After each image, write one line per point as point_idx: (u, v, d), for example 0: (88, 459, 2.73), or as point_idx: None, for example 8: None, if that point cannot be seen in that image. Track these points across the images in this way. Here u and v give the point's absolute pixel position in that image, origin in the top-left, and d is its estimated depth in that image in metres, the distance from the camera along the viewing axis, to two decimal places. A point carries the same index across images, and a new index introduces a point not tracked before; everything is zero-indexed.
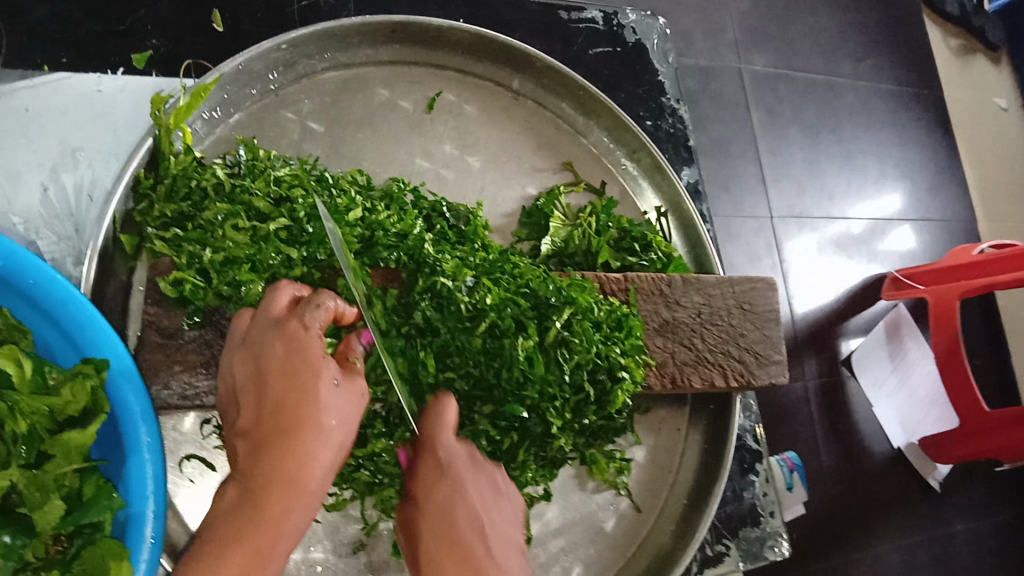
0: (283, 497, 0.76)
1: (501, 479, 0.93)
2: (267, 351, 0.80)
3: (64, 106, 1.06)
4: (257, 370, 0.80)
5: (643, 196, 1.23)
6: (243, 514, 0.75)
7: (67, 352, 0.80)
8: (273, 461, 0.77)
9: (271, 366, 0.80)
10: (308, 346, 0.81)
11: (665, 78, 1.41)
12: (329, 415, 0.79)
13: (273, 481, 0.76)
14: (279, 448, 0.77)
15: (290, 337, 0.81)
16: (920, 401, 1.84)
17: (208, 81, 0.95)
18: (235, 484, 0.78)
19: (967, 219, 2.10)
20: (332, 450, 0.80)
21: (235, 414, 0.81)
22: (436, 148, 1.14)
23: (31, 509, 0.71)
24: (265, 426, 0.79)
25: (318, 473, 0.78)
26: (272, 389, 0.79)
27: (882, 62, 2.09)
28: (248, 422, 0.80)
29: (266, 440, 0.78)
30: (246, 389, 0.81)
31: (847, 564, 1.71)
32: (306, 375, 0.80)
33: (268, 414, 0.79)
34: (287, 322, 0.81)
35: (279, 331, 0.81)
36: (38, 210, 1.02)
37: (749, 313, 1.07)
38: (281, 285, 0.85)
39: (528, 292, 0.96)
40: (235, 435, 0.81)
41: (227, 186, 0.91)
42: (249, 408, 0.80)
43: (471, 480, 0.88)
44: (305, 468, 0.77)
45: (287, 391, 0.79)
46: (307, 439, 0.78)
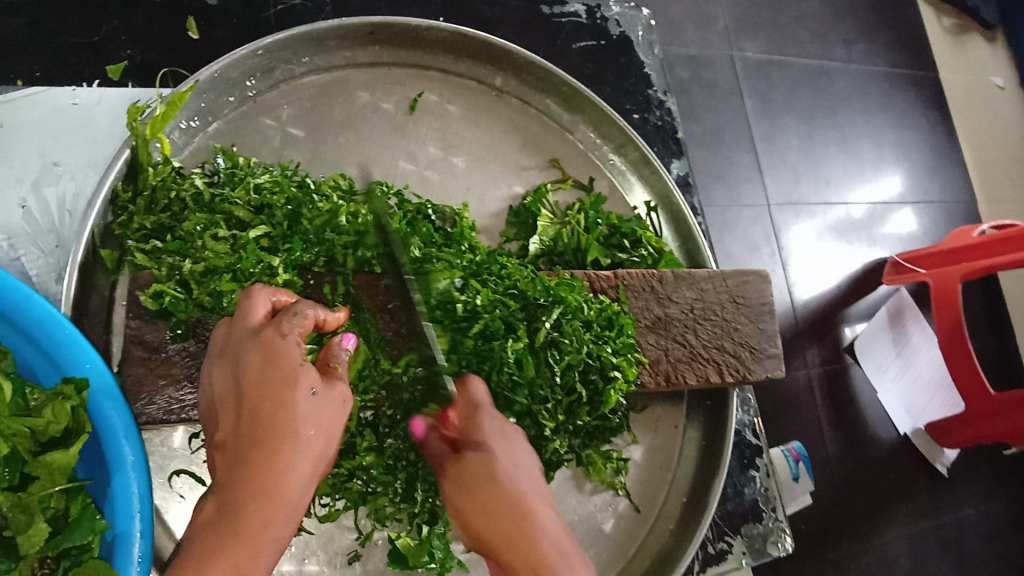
0: (261, 510, 0.74)
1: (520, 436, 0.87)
2: (244, 362, 0.78)
3: (42, 121, 1.05)
4: (234, 381, 0.78)
5: (632, 191, 1.21)
6: (220, 530, 0.72)
7: (48, 371, 0.78)
8: (250, 474, 0.74)
9: (247, 377, 0.77)
10: (285, 353, 0.78)
11: (652, 71, 1.39)
12: (307, 425, 0.77)
13: (250, 495, 0.73)
14: (254, 459, 0.75)
15: (267, 346, 0.78)
16: (926, 386, 1.80)
17: (184, 89, 0.93)
18: (212, 499, 0.75)
19: (966, 200, 2.08)
20: (311, 460, 0.77)
21: (213, 426, 0.79)
22: (420, 150, 1.13)
23: (15, 532, 0.69)
24: (242, 438, 0.76)
25: (296, 486, 0.76)
26: (248, 400, 0.77)
27: (875, 45, 2.07)
28: (226, 434, 0.78)
29: (243, 452, 0.75)
30: (223, 401, 0.78)
31: (856, 554, 1.69)
32: (283, 384, 0.77)
33: (244, 426, 0.76)
34: (264, 330, 0.79)
35: (255, 340, 0.78)
36: (19, 227, 1.01)
37: (742, 307, 1.06)
38: (255, 291, 0.82)
39: (516, 294, 0.94)
40: (214, 448, 0.78)
41: (207, 197, 0.90)
42: (226, 419, 0.78)
43: (524, 444, 0.86)
44: (283, 480, 0.75)
45: (265, 401, 0.76)
46: (283, 450, 0.75)
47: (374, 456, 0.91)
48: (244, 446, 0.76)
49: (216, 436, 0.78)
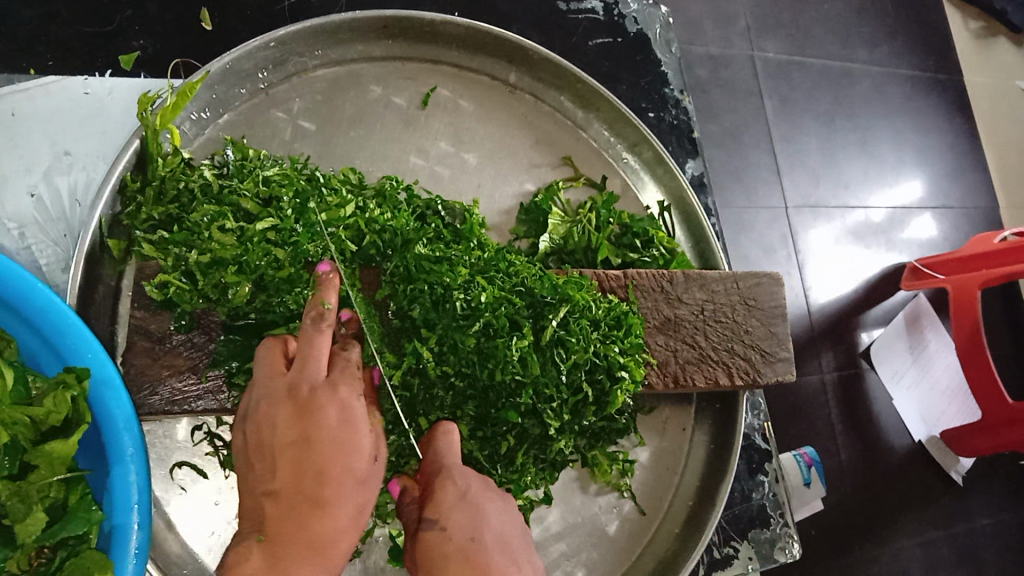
0: (313, 564, 0.74)
1: (500, 497, 0.85)
2: (321, 416, 0.77)
3: (53, 110, 1.05)
4: (305, 433, 0.76)
5: (645, 191, 1.20)
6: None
7: (51, 360, 0.79)
8: (311, 534, 0.74)
9: (322, 434, 0.76)
10: (358, 417, 0.79)
11: (669, 69, 1.38)
12: (366, 490, 0.78)
13: (310, 555, 0.74)
14: (316, 514, 0.75)
15: (342, 404, 0.78)
16: (942, 394, 1.78)
17: (195, 80, 0.92)
18: (258, 549, 0.73)
19: (988, 206, 2.04)
20: (358, 521, 0.78)
21: (267, 472, 0.77)
22: (432, 145, 1.12)
23: (14, 521, 0.70)
24: (303, 493, 0.75)
25: (342, 548, 0.77)
26: (320, 456, 0.76)
27: (898, 46, 2.03)
28: (284, 485, 0.76)
29: (305, 509, 0.75)
30: (286, 450, 0.76)
31: (866, 561, 1.67)
32: (354, 447, 0.77)
33: (308, 482, 0.75)
34: (339, 388, 0.80)
35: (331, 396, 0.78)
36: (30, 215, 1.01)
37: (754, 310, 1.04)
38: (316, 334, 0.80)
39: (523, 291, 0.93)
40: (263, 494, 0.77)
41: (215, 188, 0.89)
42: (287, 469, 0.76)
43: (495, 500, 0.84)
44: (335, 543, 0.76)
45: (336, 462, 0.76)
46: (341, 508, 0.76)
47: None
48: (306, 502, 0.75)
49: (269, 483, 0.77)
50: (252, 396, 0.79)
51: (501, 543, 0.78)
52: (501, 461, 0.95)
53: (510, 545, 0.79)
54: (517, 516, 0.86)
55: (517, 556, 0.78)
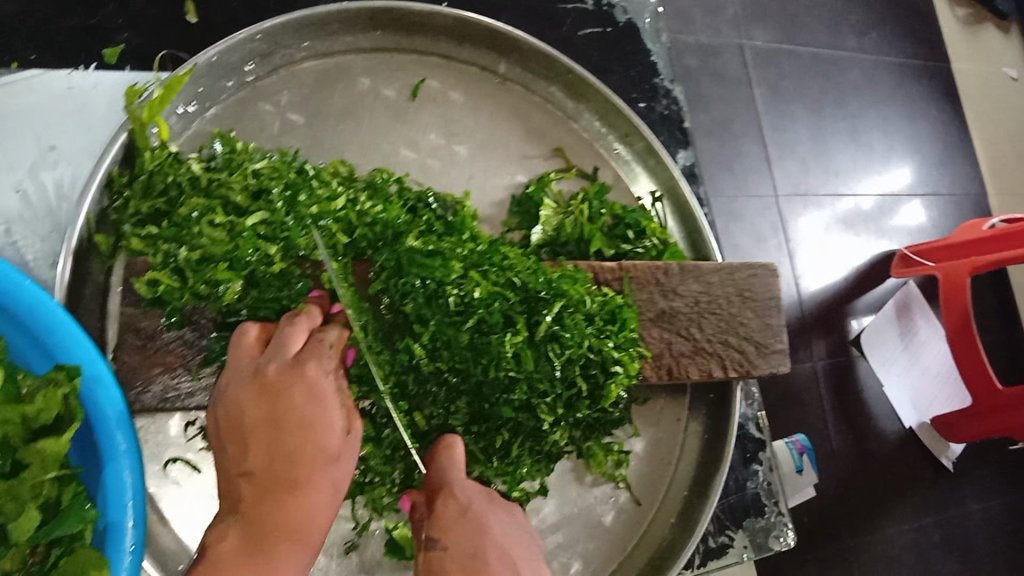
0: (291, 544, 0.79)
1: (504, 512, 0.88)
2: (287, 397, 0.81)
3: (37, 105, 1.04)
4: (274, 415, 0.81)
5: (637, 181, 1.20)
6: (253, 557, 0.76)
7: (40, 357, 0.78)
8: (282, 512, 0.79)
9: (290, 416, 0.81)
10: (326, 394, 0.83)
11: (659, 59, 1.37)
12: (340, 468, 0.82)
13: (283, 533, 0.78)
14: (291, 494, 0.80)
15: (310, 384, 0.82)
16: (933, 379, 1.74)
17: (182, 73, 0.90)
18: (237, 529, 0.78)
19: (977, 193, 2.05)
20: (334, 498, 0.82)
21: (240, 453, 0.81)
22: (422, 137, 1.11)
23: (7, 519, 0.68)
24: (276, 474, 0.80)
25: (320, 523, 0.81)
26: (288, 439, 0.81)
27: (887, 34, 2.04)
28: (257, 465, 0.81)
29: (277, 489, 0.80)
30: (257, 431, 0.81)
31: (859, 548, 1.68)
32: (322, 426, 0.82)
33: (279, 462, 0.81)
34: (306, 366, 0.82)
35: (298, 375, 0.82)
36: (15, 211, 1.00)
37: (748, 301, 1.04)
38: (295, 323, 0.84)
39: (518, 285, 0.92)
40: (238, 475, 0.81)
41: (204, 181, 0.89)
42: (259, 449, 0.81)
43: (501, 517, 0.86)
44: (310, 518, 0.80)
45: (305, 441, 0.81)
46: (316, 486, 0.81)
47: (373, 445, 0.92)
48: (279, 482, 0.80)
49: (243, 464, 0.81)
50: (226, 377, 0.83)
51: (503, 555, 0.80)
52: (497, 453, 0.95)
53: (516, 559, 0.81)
54: (524, 527, 0.89)
55: (519, 564, 0.80)
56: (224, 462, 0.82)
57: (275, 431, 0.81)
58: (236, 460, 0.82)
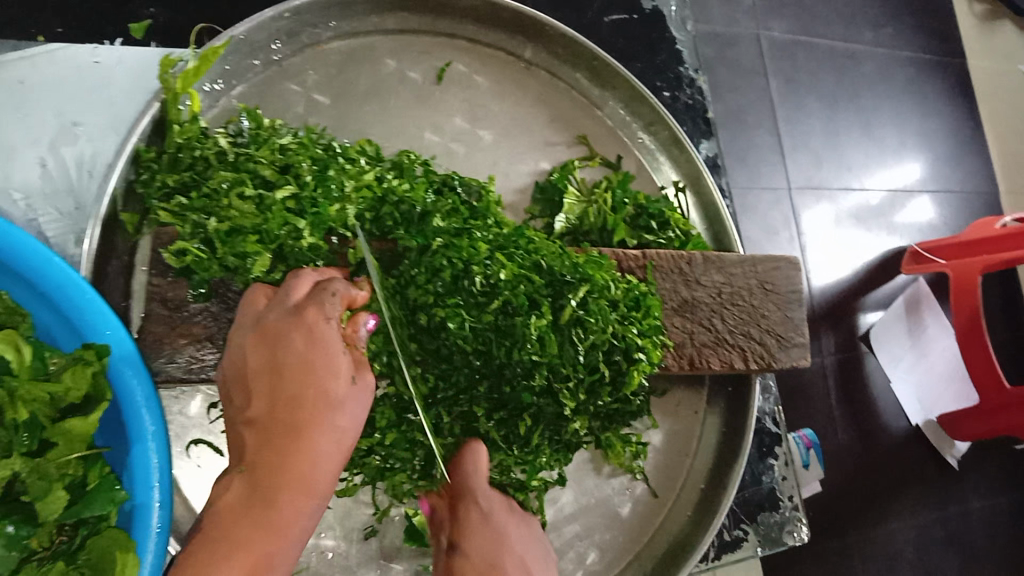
0: (293, 497, 0.75)
1: (516, 515, 0.91)
2: (286, 343, 0.77)
3: (61, 79, 1.02)
4: (274, 361, 0.78)
5: (661, 171, 1.18)
6: (251, 509, 0.74)
7: (67, 336, 0.77)
8: (280, 462, 0.75)
9: (290, 361, 0.77)
10: (329, 339, 0.78)
11: (684, 47, 1.36)
12: (342, 417, 0.77)
13: (281, 483, 0.75)
14: (291, 443, 0.76)
15: (310, 329, 0.78)
16: (938, 378, 1.77)
17: (217, 44, 0.90)
18: (238, 480, 0.76)
19: (990, 190, 2.04)
20: (342, 450, 0.78)
21: (245, 400, 0.79)
22: (446, 121, 1.10)
23: (34, 498, 0.68)
24: (276, 422, 0.77)
25: (326, 474, 0.77)
26: (286, 383, 0.77)
27: (904, 28, 2.02)
28: (260, 412, 0.78)
29: (278, 438, 0.76)
30: (258, 377, 0.78)
31: (863, 543, 1.68)
32: (324, 372, 0.77)
33: (281, 409, 0.77)
34: (306, 312, 0.78)
35: (297, 321, 0.78)
36: (37, 186, 0.99)
37: (771, 294, 1.04)
38: (302, 273, 0.81)
39: (543, 269, 0.92)
40: (241, 424, 0.78)
41: (232, 156, 0.88)
42: (261, 398, 0.78)
43: (515, 527, 0.90)
44: (314, 470, 0.76)
45: (306, 386, 0.77)
46: (318, 436, 0.76)
47: (395, 433, 0.90)
48: (279, 430, 0.76)
49: (246, 412, 0.78)
50: (238, 318, 0.81)
51: (521, 565, 0.86)
52: (517, 442, 0.95)
53: (530, 571, 0.86)
54: (540, 536, 0.93)
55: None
56: (234, 406, 0.80)
57: (277, 379, 0.78)
58: (243, 407, 0.79)
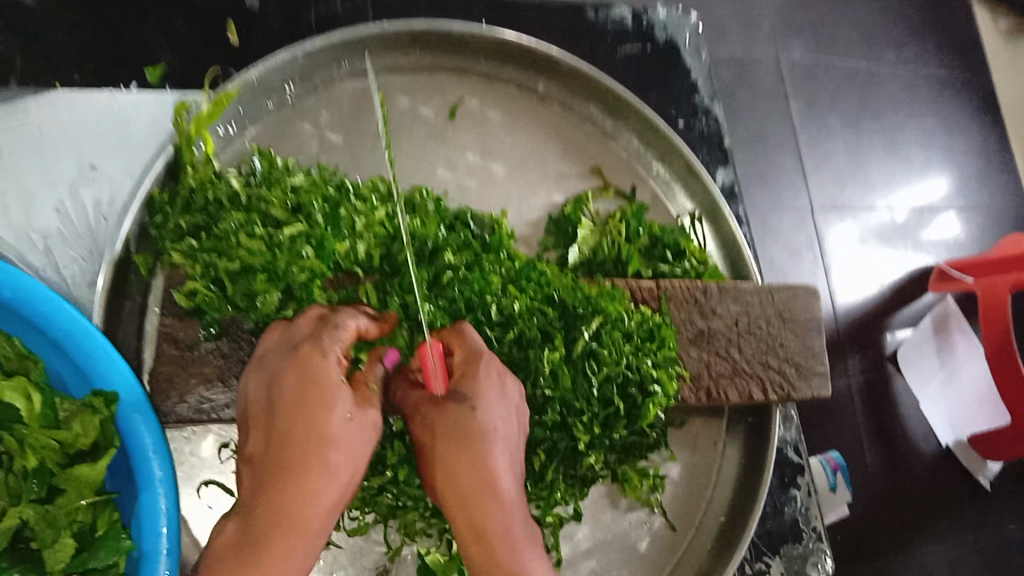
0: (285, 536, 0.74)
1: (517, 390, 0.84)
2: (282, 381, 0.78)
3: (79, 124, 1.04)
4: (272, 400, 0.78)
5: (675, 201, 1.17)
6: (241, 547, 0.73)
7: (79, 382, 0.78)
8: (276, 499, 0.75)
9: (282, 396, 0.78)
10: (322, 375, 0.78)
11: (698, 78, 1.35)
12: (337, 450, 0.77)
13: (274, 519, 0.74)
14: (282, 481, 0.75)
15: (304, 367, 0.78)
16: (970, 398, 1.70)
17: (232, 90, 0.94)
18: (234, 520, 0.76)
19: (1018, 207, 2.00)
20: (338, 488, 0.77)
21: (246, 439, 0.80)
22: (460, 156, 1.11)
23: (42, 546, 0.69)
24: (271, 459, 0.77)
25: (320, 511, 0.76)
26: (280, 419, 0.77)
27: (927, 45, 1.99)
28: (258, 451, 0.78)
29: (274, 475, 0.76)
30: (256, 417, 0.79)
31: (894, 569, 1.64)
32: (318, 408, 0.77)
33: (275, 445, 0.77)
34: (301, 350, 0.79)
35: (293, 359, 0.79)
36: (55, 229, 1.00)
37: (789, 323, 1.02)
38: (308, 309, 0.84)
39: (556, 301, 0.92)
40: (244, 462, 0.79)
41: (243, 196, 0.89)
42: (259, 437, 0.79)
43: (518, 403, 0.84)
44: (308, 507, 0.75)
45: (299, 421, 0.77)
46: (312, 474, 0.76)
47: (407, 469, 0.90)
48: (272, 467, 0.76)
49: (247, 450, 0.79)
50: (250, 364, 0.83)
51: (511, 442, 0.81)
52: (531, 477, 0.94)
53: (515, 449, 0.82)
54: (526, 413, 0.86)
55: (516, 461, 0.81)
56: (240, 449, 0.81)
57: (273, 418, 0.78)
58: (244, 447, 0.80)
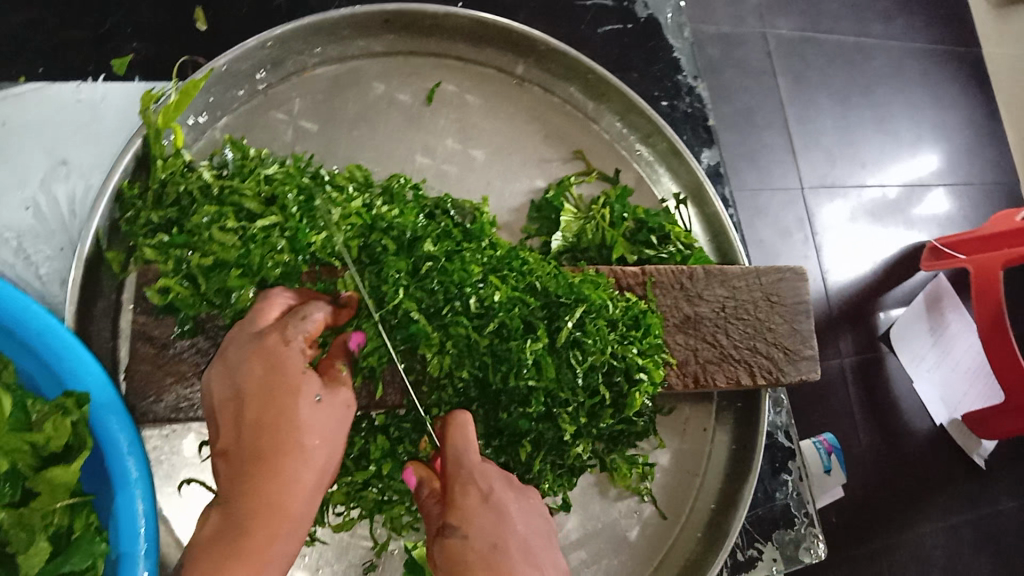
0: (268, 524, 0.74)
1: (511, 494, 0.80)
2: (246, 370, 0.76)
3: (46, 117, 1.02)
4: (235, 390, 0.77)
5: (660, 183, 1.16)
6: (223, 540, 0.73)
7: (50, 382, 0.77)
8: (253, 489, 0.74)
9: (249, 387, 0.76)
10: (286, 359, 0.77)
11: (682, 55, 1.33)
12: (310, 435, 0.76)
13: (254, 509, 0.74)
14: (258, 471, 0.74)
15: (268, 354, 0.77)
16: (963, 376, 1.72)
17: (198, 78, 0.89)
18: (214, 513, 0.75)
19: (1009, 181, 1.99)
20: (314, 472, 0.77)
21: (214, 433, 0.78)
22: (438, 142, 1.08)
23: (15, 550, 0.67)
24: (244, 450, 0.76)
25: (301, 496, 0.76)
26: (250, 409, 0.76)
27: (914, 20, 1.97)
28: (229, 444, 0.77)
29: (248, 465, 0.75)
30: (223, 408, 0.77)
31: (890, 549, 1.64)
32: (286, 394, 0.76)
33: (247, 435, 0.76)
34: (266, 337, 0.78)
35: (257, 346, 0.77)
36: (28, 226, 0.98)
37: (777, 306, 1.01)
38: (271, 294, 0.82)
39: (538, 290, 0.90)
40: (216, 457, 0.78)
41: (215, 189, 0.86)
42: (227, 429, 0.77)
43: (518, 511, 0.79)
44: (287, 493, 0.75)
45: (268, 409, 0.76)
46: (287, 461, 0.75)
47: (391, 463, 0.89)
48: (246, 459, 0.75)
49: (217, 444, 0.78)
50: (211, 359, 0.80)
51: (524, 547, 0.76)
52: (519, 468, 0.93)
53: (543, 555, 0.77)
54: (545, 514, 0.83)
55: (542, 564, 0.76)
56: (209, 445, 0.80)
57: (241, 409, 0.76)
58: (214, 442, 0.78)
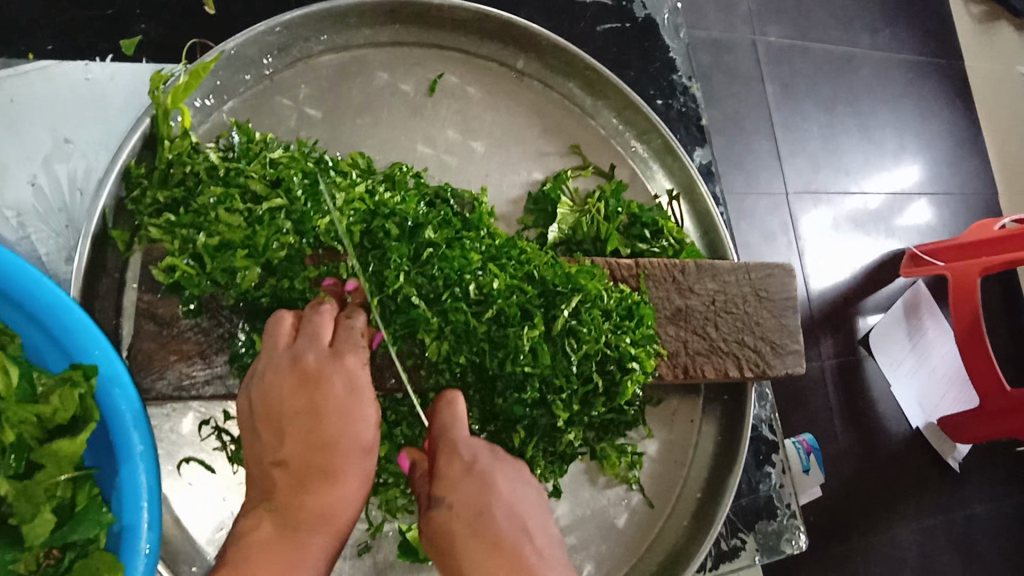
0: (323, 535, 0.80)
1: (497, 465, 0.82)
2: (327, 388, 0.83)
3: (52, 95, 1.03)
4: (312, 404, 0.83)
5: (654, 180, 1.18)
6: (282, 546, 0.78)
7: (55, 355, 0.78)
8: (317, 502, 0.81)
9: (329, 406, 0.83)
10: (363, 387, 0.85)
11: (677, 55, 1.36)
12: (371, 460, 0.85)
13: (316, 522, 0.80)
14: (327, 484, 0.81)
15: (348, 376, 0.84)
16: (939, 381, 1.77)
17: (207, 60, 0.91)
18: (268, 520, 0.80)
19: (988, 192, 2.04)
20: (363, 492, 0.84)
21: (275, 440, 0.83)
22: (439, 133, 1.10)
23: (21, 522, 0.69)
24: (312, 462, 0.82)
25: (349, 511, 0.83)
26: (326, 426, 0.82)
27: (901, 31, 2.02)
28: (291, 453, 0.83)
29: (314, 479, 0.81)
30: (267, 427, 0.83)
31: (866, 548, 1.67)
32: (360, 421, 0.83)
33: (319, 451, 0.82)
34: (345, 358, 0.84)
35: (337, 366, 0.84)
36: (29, 204, 0.99)
37: (765, 302, 1.04)
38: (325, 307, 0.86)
39: (535, 279, 0.92)
40: (273, 463, 0.83)
41: (222, 170, 0.88)
42: (295, 440, 0.83)
43: (504, 478, 0.81)
44: (342, 508, 0.82)
45: (341, 431, 0.83)
46: (349, 479, 0.82)
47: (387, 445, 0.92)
48: (314, 472, 0.81)
49: (278, 452, 0.83)
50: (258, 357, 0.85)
51: (512, 514, 0.78)
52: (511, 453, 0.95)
53: (531, 518, 0.79)
54: (535, 483, 0.85)
55: (530, 528, 0.78)
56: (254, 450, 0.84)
57: (315, 422, 0.83)
58: (269, 449, 0.83)
